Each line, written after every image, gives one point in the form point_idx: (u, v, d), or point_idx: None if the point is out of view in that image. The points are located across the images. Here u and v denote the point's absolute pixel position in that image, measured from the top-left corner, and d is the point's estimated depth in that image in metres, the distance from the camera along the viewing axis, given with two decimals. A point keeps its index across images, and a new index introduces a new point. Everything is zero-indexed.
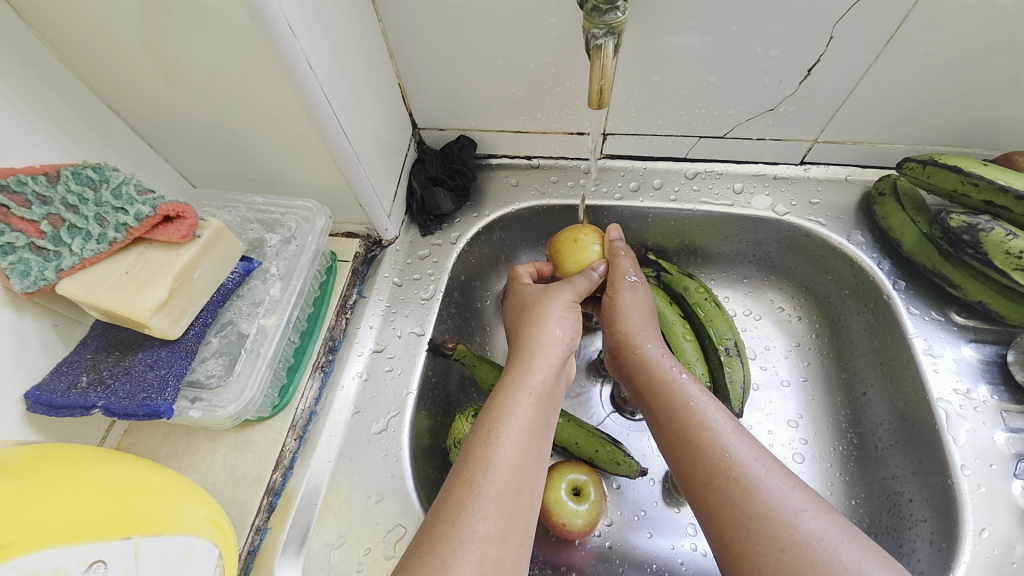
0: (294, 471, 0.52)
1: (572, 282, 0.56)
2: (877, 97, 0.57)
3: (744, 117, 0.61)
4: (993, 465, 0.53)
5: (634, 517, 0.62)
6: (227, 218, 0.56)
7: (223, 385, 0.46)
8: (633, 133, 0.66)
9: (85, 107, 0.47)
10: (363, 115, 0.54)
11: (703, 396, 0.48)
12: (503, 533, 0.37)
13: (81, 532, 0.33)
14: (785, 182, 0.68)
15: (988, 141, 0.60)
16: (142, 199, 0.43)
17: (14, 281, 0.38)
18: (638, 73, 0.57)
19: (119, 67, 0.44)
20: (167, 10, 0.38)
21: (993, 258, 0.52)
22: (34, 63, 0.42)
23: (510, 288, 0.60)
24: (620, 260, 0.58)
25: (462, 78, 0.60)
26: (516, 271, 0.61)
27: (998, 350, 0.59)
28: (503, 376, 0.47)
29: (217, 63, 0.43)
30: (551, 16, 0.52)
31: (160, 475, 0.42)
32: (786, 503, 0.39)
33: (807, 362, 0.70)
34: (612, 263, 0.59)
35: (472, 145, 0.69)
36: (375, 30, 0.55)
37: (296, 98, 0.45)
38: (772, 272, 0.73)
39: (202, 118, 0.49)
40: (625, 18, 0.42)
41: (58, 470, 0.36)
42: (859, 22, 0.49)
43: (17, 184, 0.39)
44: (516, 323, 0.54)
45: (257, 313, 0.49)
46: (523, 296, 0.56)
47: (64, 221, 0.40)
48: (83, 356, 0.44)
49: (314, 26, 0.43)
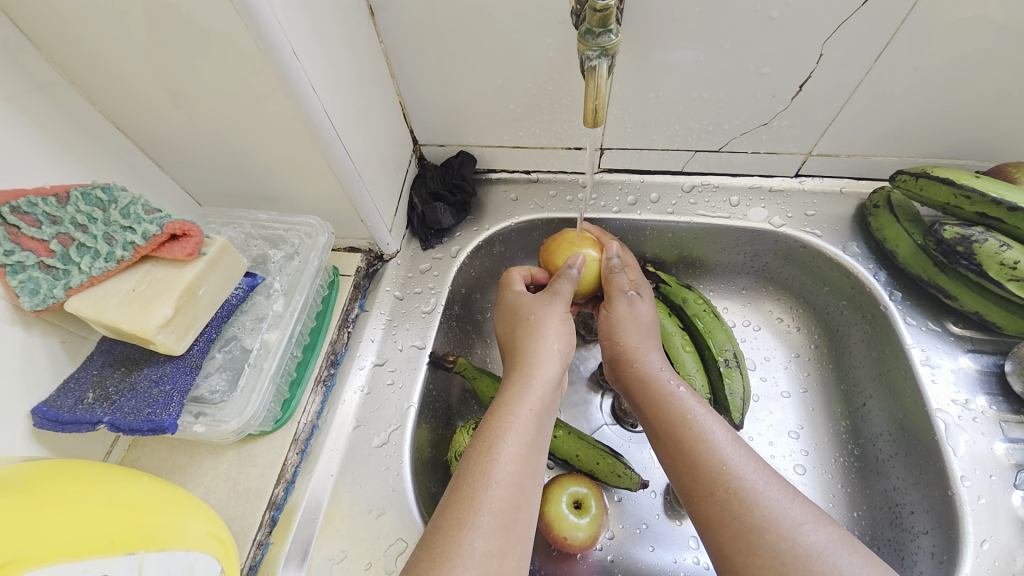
0: (296, 486, 0.52)
1: (559, 290, 0.56)
2: (868, 111, 0.58)
3: (738, 131, 0.63)
4: (992, 476, 0.53)
5: (636, 530, 0.62)
6: (231, 234, 0.57)
7: (226, 400, 0.46)
8: (630, 147, 0.67)
9: (94, 128, 0.48)
10: (365, 133, 0.55)
11: (701, 409, 0.49)
12: (503, 548, 0.37)
13: (87, 547, 0.33)
14: (780, 195, 0.69)
15: (981, 153, 0.60)
16: (150, 218, 0.44)
17: (23, 298, 0.39)
18: (633, 89, 0.58)
19: (128, 90, 0.46)
20: (175, 36, 0.40)
21: (987, 269, 0.53)
22: (45, 86, 0.44)
23: (502, 293, 0.60)
24: (615, 276, 0.59)
25: (461, 95, 0.62)
26: (510, 275, 0.61)
27: (996, 360, 0.60)
28: (502, 392, 0.47)
29: (223, 85, 0.44)
30: (547, 37, 0.53)
31: (163, 491, 0.42)
32: (786, 515, 0.39)
33: (807, 373, 0.70)
34: (608, 280, 0.59)
35: (472, 160, 0.71)
36: (377, 51, 0.56)
37: (300, 118, 0.46)
38: (769, 282, 0.73)
39: (207, 138, 0.51)
40: (618, 40, 0.43)
41: (62, 487, 0.37)
42: (848, 39, 0.50)
43: (28, 205, 0.40)
44: (511, 336, 0.54)
45: (261, 328, 0.50)
46: (515, 306, 0.56)
47: (72, 240, 0.41)
48: (89, 372, 0.45)
49: (317, 49, 0.45)
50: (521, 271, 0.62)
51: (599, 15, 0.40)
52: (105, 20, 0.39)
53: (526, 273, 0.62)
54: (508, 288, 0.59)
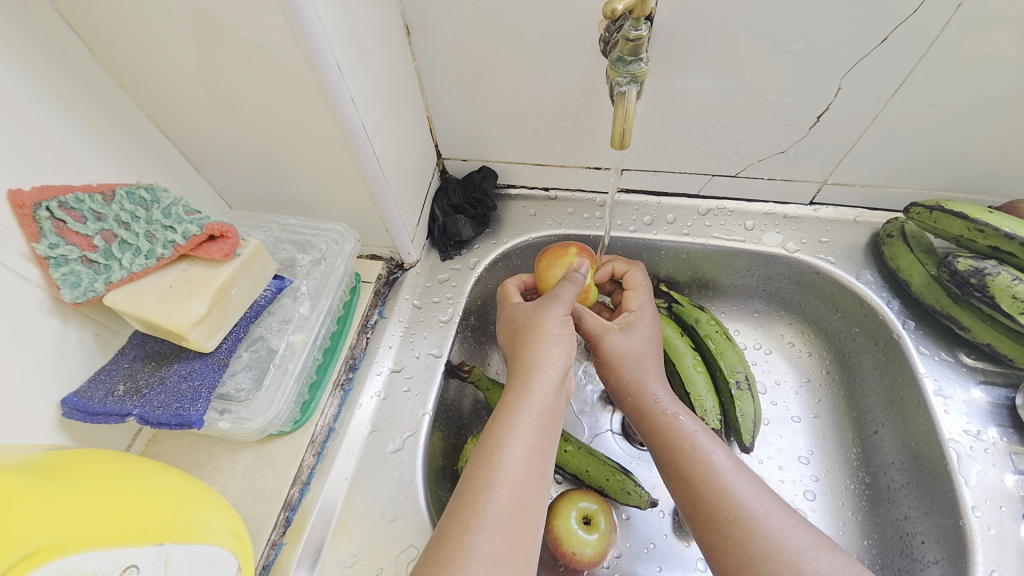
0: (311, 488, 0.53)
1: (557, 293, 0.54)
2: (883, 144, 0.59)
3: (754, 158, 0.64)
4: (1002, 507, 0.53)
5: (643, 549, 0.62)
6: (261, 238, 0.59)
7: (251, 399, 0.47)
8: (648, 169, 0.69)
9: (139, 131, 0.50)
10: (395, 145, 0.57)
11: (704, 434, 0.50)
12: (506, 551, 0.38)
13: (116, 537, 0.34)
14: (795, 221, 0.70)
15: (993, 189, 0.62)
16: (190, 218, 0.46)
17: (64, 291, 0.41)
18: (654, 114, 0.60)
19: (175, 96, 0.48)
20: (225, 46, 0.42)
21: (999, 302, 0.54)
22: (98, 90, 0.46)
23: (501, 307, 0.61)
24: (586, 318, 0.57)
25: (488, 113, 0.64)
26: (505, 288, 0.63)
27: (1007, 392, 0.60)
28: (506, 394, 0.47)
29: (267, 95, 0.46)
30: (575, 61, 0.56)
31: (189, 483, 0.44)
32: (788, 543, 0.41)
33: (818, 399, 0.70)
34: (580, 320, 0.57)
35: (493, 175, 0.72)
36: (410, 68, 0.59)
37: (337, 130, 0.48)
38: (782, 307, 0.74)
39: (246, 144, 0.53)
40: (647, 68, 0.45)
41: (93, 475, 0.38)
42: (865, 75, 0.52)
43: (75, 201, 0.42)
44: (515, 341, 0.53)
45: (287, 330, 0.51)
46: (515, 316, 0.56)
47: (115, 237, 0.43)
48: (120, 365, 0.46)
49: (358, 64, 0.47)
50: (515, 279, 0.66)
51: (631, 44, 0.43)
52: (162, 28, 0.41)
53: (519, 280, 0.65)
54: (506, 301, 0.61)
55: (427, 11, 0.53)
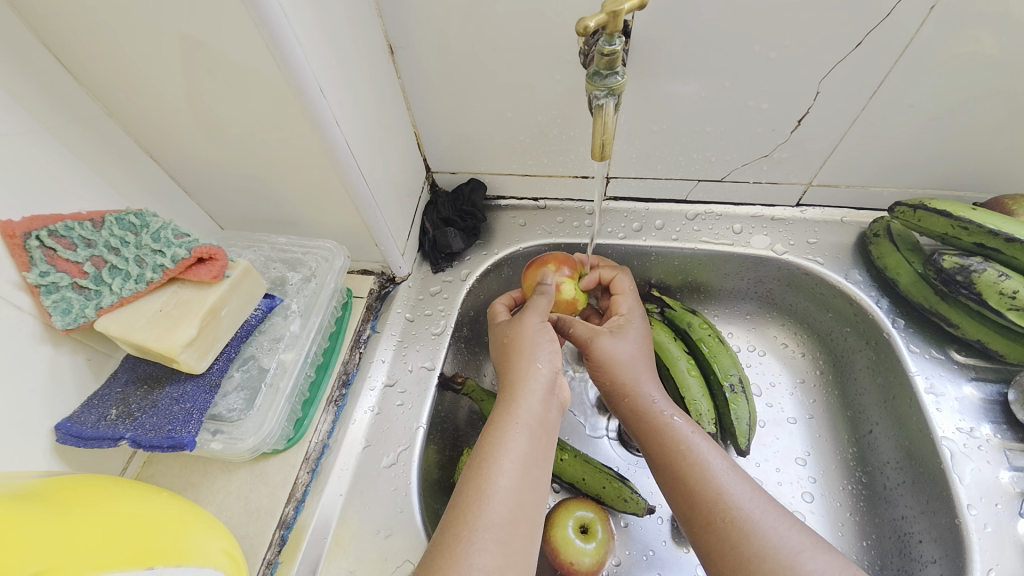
0: (305, 505, 0.53)
1: (536, 304, 0.56)
2: (865, 144, 0.60)
3: (739, 162, 0.65)
4: (998, 504, 0.52)
5: (642, 557, 0.61)
6: (252, 257, 0.60)
7: (243, 419, 0.48)
8: (634, 177, 0.70)
9: (128, 156, 0.51)
10: (382, 162, 0.58)
11: (697, 436, 0.50)
12: (502, 563, 0.38)
13: (109, 561, 0.34)
14: (782, 223, 0.71)
15: (976, 186, 0.62)
16: (179, 242, 0.46)
17: (56, 317, 0.41)
18: (638, 122, 0.61)
19: (161, 122, 0.49)
20: (208, 73, 0.43)
21: (987, 298, 0.54)
22: (87, 118, 0.47)
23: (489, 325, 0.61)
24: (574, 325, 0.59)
25: (475, 126, 0.65)
26: (494, 307, 0.63)
27: (999, 388, 0.60)
28: (494, 408, 0.47)
29: (252, 119, 0.47)
30: (557, 74, 0.57)
31: (182, 506, 0.44)
32: (784, 544, 0.41)
33: (813, 399, 0.71)
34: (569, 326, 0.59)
35: (482, 187, 0.73)
36: (395, 86, 0.60)
37: (323, 150, 0.49)
38: (773, 308, 0.75)
39: (235, 168, 0.54)
40: (624, 81, 0.46)
41: (84, 502, 0.38)
42: (843, 78, 0.53)
43: (65, 229, 0.42)
44: (501, 356, 0.53)
45: (278, 348, 0.51)
46: (498, 332, 0.57)
47: (105, 262, 0.43)
48: (113, 390, 0.47)
49: (342, 85, 0.48)
50: (504, 296, 0.66)
51: (606, 58, 0.44)
52: (147, 58, 0.42)
53: (508, 297, 0.66)
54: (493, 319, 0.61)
55: (410, 31, 0.55)
